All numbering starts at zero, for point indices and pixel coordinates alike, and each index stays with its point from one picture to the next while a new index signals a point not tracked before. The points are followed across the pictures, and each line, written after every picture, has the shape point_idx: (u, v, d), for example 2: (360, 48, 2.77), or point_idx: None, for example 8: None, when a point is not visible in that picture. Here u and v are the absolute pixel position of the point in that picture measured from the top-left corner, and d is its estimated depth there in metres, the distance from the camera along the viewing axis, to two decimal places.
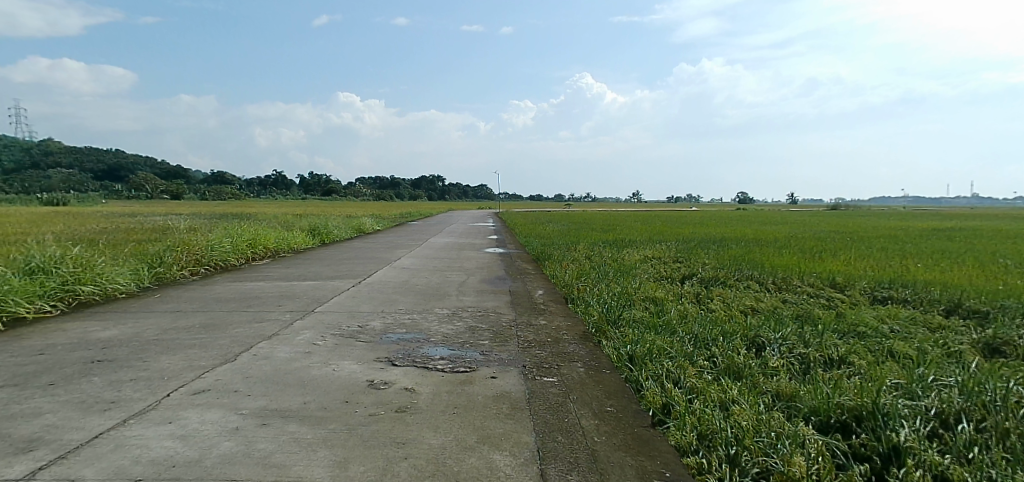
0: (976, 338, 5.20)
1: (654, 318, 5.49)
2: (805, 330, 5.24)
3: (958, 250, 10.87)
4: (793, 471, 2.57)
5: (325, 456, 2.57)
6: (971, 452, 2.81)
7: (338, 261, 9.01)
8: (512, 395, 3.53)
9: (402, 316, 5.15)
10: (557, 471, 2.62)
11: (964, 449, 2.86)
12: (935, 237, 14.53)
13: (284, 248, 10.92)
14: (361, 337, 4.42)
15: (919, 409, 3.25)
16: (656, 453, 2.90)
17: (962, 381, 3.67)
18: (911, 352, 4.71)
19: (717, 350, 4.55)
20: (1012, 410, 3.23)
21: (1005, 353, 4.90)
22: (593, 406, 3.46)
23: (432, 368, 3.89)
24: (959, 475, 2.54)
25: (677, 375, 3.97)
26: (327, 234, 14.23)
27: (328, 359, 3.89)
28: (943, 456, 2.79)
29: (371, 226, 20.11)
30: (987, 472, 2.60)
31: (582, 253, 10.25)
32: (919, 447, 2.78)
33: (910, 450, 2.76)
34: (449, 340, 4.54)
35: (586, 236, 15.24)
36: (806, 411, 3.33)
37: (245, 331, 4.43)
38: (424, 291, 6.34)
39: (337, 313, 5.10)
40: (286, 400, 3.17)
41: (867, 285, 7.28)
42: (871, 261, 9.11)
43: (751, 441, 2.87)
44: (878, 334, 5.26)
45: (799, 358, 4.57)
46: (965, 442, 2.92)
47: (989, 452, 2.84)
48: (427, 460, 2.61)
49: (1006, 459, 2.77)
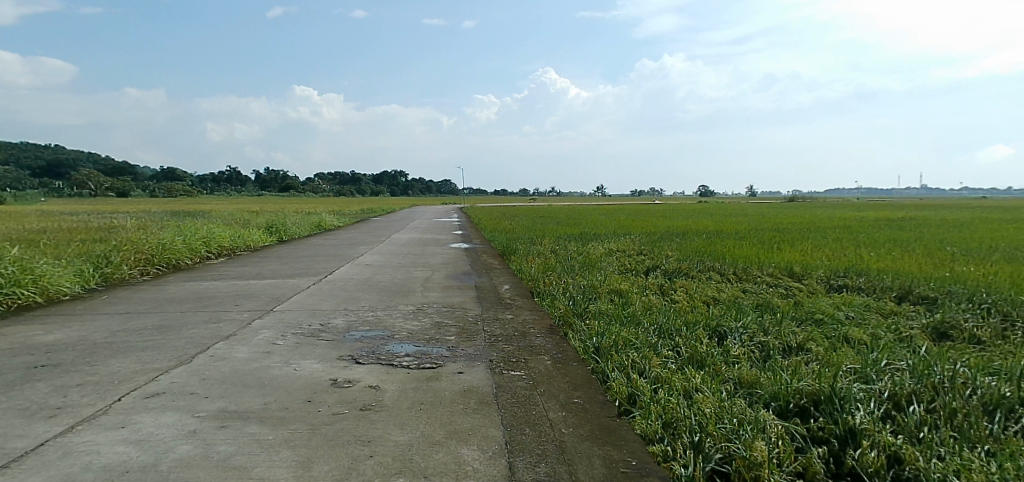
0: (926, 323, 5.44)
1: (619, 309, 5.58)
2: (764, 318, 5.40)
3: (908, 240, 11.34)
4: (755, 455, 2.63)
5: (288, 456, 2.52)
6: (922, 432, 2.94)
7: (297, 258, 8.84)
8: (479, 389, 3.53)
9: (366, 313, 5.09)
10: (525, 463, 2.63)
11: (915, 428, 2.99)
12: (889, 226, 15.16)
13: (241, 246, 10.62)
14: (324, 335, 4.35)
15: (873, 392, 3.39)
16: (622, 443, 2.95)
17: (913, 364, 3.84)
18: (864, 337, 4.90)
19: (681, 340, 4.64)
20: (959, 391, 3.40)
21: (953, 337, 5.14)
22: (560, 399, 3.49)
23: (397, 365, 3.86)
24: (911, 454, 2.64)
25: (643, 365, 4.04)
26: (286, 232, 13.92)
27: (289, 358, 3.81)
28: (896, 437, 2.91)
29: (334, 223, 19.76)
30: (937, 452, 2.72)
31: (548, 247, 10.33)
32: (873, 428, 2.89)
33: (865, 432, 2.86)
34: (415, 337, 4.51)
35: (553, 230, 15.32)
36: (766, 397, 3.44)
37: (201, 331, 4.30)
38: (388, 288, 6.28)
39: (298, 312, 5.00)
40: (246, 401, 3.09)
41: (823, 273, 7.53)
42: (826, 250, 9.44)
43: (714, 427, 2.94)
44: (834, 321, 5.47)
45: (760, 346, 4.70)
46: (916, 422, 3.05)
47: (939, 431, 2.97)
48: (393, 457, 2.59)
49: (954, 437, 2.91)
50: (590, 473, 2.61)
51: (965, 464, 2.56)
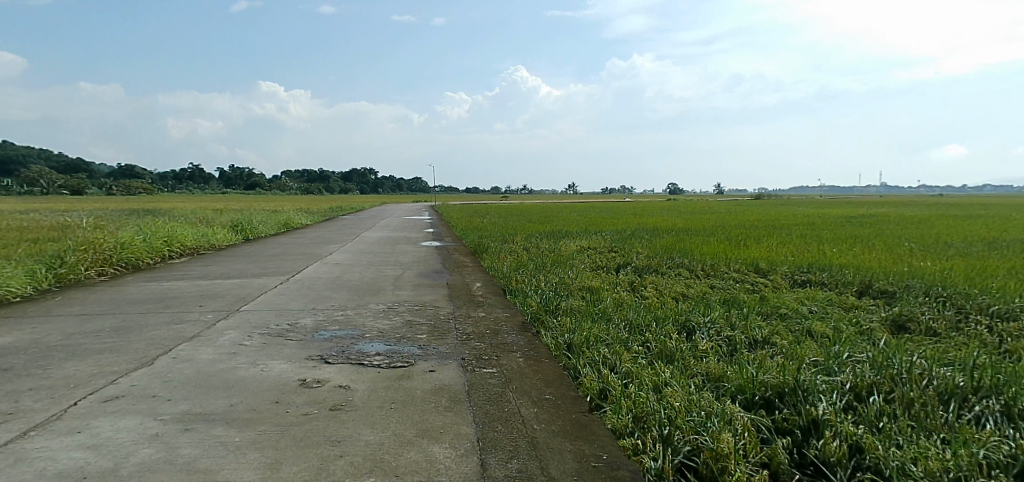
0: (885, 316, 5.66)
1: (591, 306, 5.64)
2: (731, 313, 5.53)
3: (869, 236, 11.73)
4: (722, 446, 2.69)
5: (255, 458, 2.49)
6: (881, 421, 3.05)
7: (263, 257, 8.68)
8: (451, 387, 3.53)
9: (335, 312, 5.03)
10: (497, 460, 2.65)
11: (875, 418, 3.10)
12: (851, 223, 15.67)
13: (204, 245, 10.37)
14: (292, 335, 4.29)
15: (835, 383, 3.51)
16: (594, 437, 2.98)
17: (872, 356, 3.99)
18: (827, 330, 5.06)
19: (651, 336, 4.72)
20: (915, 381, 3.55)
21: (910, 329, 5.36)
22: (532, 395, 3.51)
23: (368, 364, 3.83)
24: (871, 443, 2.74)
25: (613, 361, 4.10)
26: (252, 231, 13.64)
27: (255, 359, 3.75)
28: (856, 427, 3.01)
29: (303, 221, 19.44)
30: (894, 440, 2.83)
31: (520, 245, 10.36)
32: (835, 418, 2.99)
33: (827, 422, 2.96)
34: (385, 336, 4.48)
35: (526, 227, 15.39)
36: (732, 390, 3.53)
37: (162, 333, 4.20)
38: (357, 287, 6.21)
39: (265, 312, 4.92)
40: (211, 403, 3.04)
41: (787, 269, 7.74)
42: (790, 246, 9.70)
43: (683, 420, 3.01)
44: (798, 315, 5.64)
45: (727, 340, 4.81)
46: (876, 412, 3.16)
47: (896, 421, 3.09)
48: (364, 457, 2.57)
49: (911, 426, 3.03)
50: (561, 469, 2.63)
51: (921, 451, 2.66)
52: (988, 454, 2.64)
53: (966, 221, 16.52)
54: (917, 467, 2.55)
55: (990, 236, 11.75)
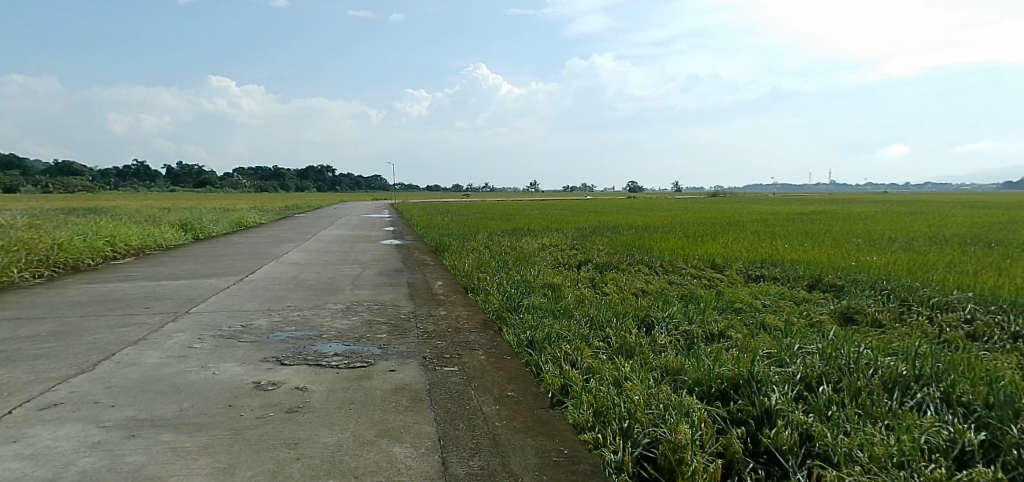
0: (834, 309, 5.91)
1: (553, 303, 5.70)
2: (688, 307, 5.68)
3: (819, 232, 12.21)
4: (679, 438, 2.76)
5: (207, 463, 2.42)
6: (829, 410, 3.19)
7: (214, 257, 8.43)
8: (412, 386, 3.51)
9: (291, 313, 4.93)
10: (458, 458, 2.65)
11: (824, 407, 3.24)
12: (804, 219, 16.27)
13: (151, 245, 9.99)
14: (245, 337, 4.18)
15: (787, 375, 3.65)
16: (555, 433, 3.01)
17: (822, 348, 4.16)
18: (779, 323, 5.26)
19: (611, 331, 4.80)
20: (862, 371, 3.72)
21: (857, 320, 5.61)
22: (494, 392, 3.53)
23: (325, 365, 3.77)
24: (820, 430, 2.86)
25: (575, 356, 4.15)
26: (203, 230, 13.21)
27: (207, 362, 3.64)
28: (807, 415, 3.14)
29: (258, 220, 18.92)
30: (842, 427, 2.96)
31: (482, 243, 10.35)
32: (787, 408, 3.11)
33: (779, 412, 3.08)
34: (343, 336, 4.42)
35: (490, 225, 15.39)
36: (690, 383, 3.62)
37: (106, 337, 4.03)
38: (315, 287, 6.10)
39: (217, 313, 4.78)
40: (159, 408, 2.94)
41: (742, 264, 7.99)
42: (744, 242, 10.00)
43: (642, 414, 3.07)
44: (752, 309, 5.83)
45: (685, 334, 4.94)
46: (825, 401, 3.30)
47: (844, 409, 3.24)
48: (321, 459, 2.53)
49: (857, 414, 3.17)
50: (523, 464, 2.65)
51: (867, 438, 2.79)
52: (930, 438, 2.77)
53: (909, 217, 17.37)
54: (863, 453, 2.67)
55: (930, 232, 12.39)
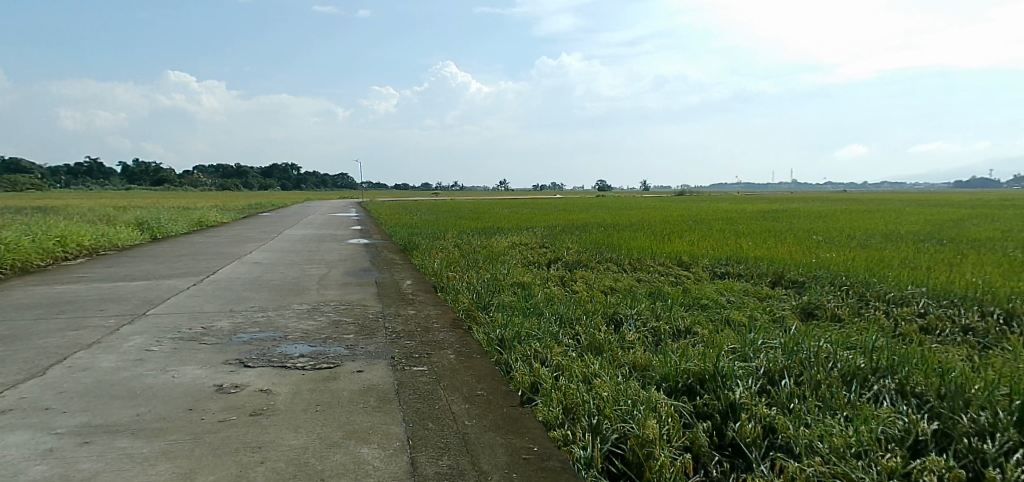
0: (796, 304, 6.09)
1: (523, 301, 5.72)
2: (656, 304, 5.77)
3: (781, 229, 12.56)
4: (648, 433, 2.80)
5: (166, 469, 2.36)
6: (791, 402, 3.28)
7: (173, 257, 8.19)
8: (380, 387, 3.48)
9: (255, 314, 4.82)
10: (427, 458, 2.64)
11: (786, 400, 3.33)
12: (767, 217, 16.70)
13: (106, 245, 9.65)
14: (206, 339, 4.08)
15: (751, 369, 3.74)
16: (524, 430, 3.03)
17: (784, 342, 4.29)
18: (743, 319, 5.39)
19: (581, 329, 4.85)
20: (822, 364, 3.84)
21: (817, 315, 5.80)
22: (464, 392, 3.52)
23: (290, 367, 3.70)
24: (782, 423, 2.95)
25: (544, 354, 4.18)
26: (161, 230, 12.82)
27: (165, 365, 3.53)
28: (770, 409, 3.22)
29: (220, 219, 18.44)
30: (803, 419, 3.05)
31: (451, 242, 10.31)
32: (751, 402, 3.19)
33: (744, 406, 3.15)
34: (309, 337, 4.35)
35: (460, 224, 15.34)
36: (658, 378, 3.68)
37: (57, 340, 3.88)
38: (280, 287, 5.98)
39: (176, 315, 4.64)
40: (115, 413, 2.84)
41: (707, 262, 8.16)
42: (710, 240, 10.21)
43: (611, 410, 3.11)
44: (717, 305, 5.96)
45: (652, 331, 5.02)
46: (787, 394, 3.40)
47: (805, 401, 3.34)
48: (287, 462, 2.49)
49: (818, 406, 3.27)
50: (492, 463, 2.66)
51: (827, 429, 2.88)
52: (886, 428, 2.87)
53: (866, 215, 18.03)
54: (823, 444, 2.75)
55: (886, 229, 12.87)
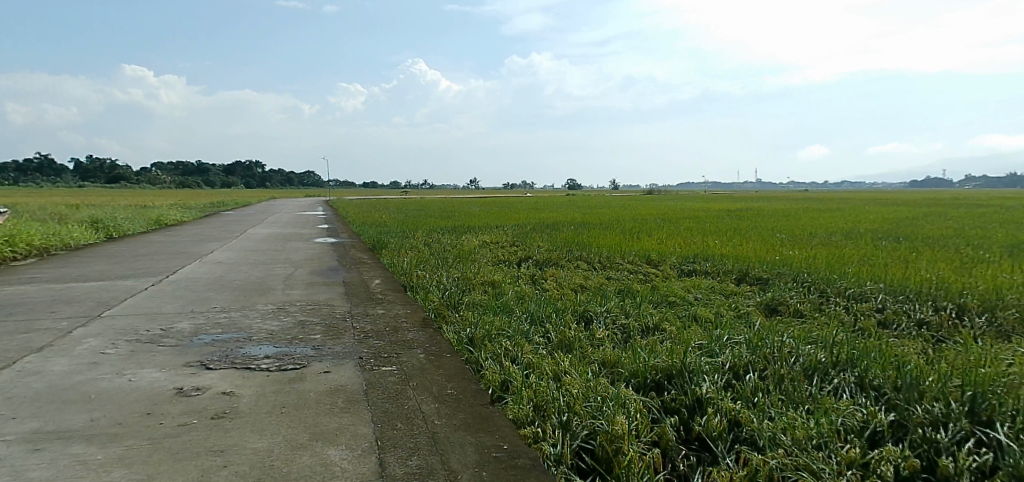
0: (760, 301, 6.25)
1: (493, 300, 5.72)
2: (625, 302, 5.85)
3: (746, 228, 12.85)
4: (616, 428, 2.84)
5: (123, 476, 2.29)
6: (756, 396, 3.37)
7: (130, 257, 7.93)
8: (348, 387, 3.44)
9: (217, 315, 4.71)
10: (396, 458, 2.62)
11: (751, 393, 3.42)
12: (733, 216, 17.10)
13: (57, 245, 9.27)
14: (165, 341, 3.96)
15: (717, 364, 3.82)
16: (495, 429, 3.03)
17: (749, 338, 4.39)
18: (709, 315, 5.50)
19: (551, 327, 4.88)
20: (785, 359, 3.95)
21: (781, 311, 5.96)
22: (434, 391, 3.51)
23: (254, 368, 3.63)
24: (747, 416, 3.02)
25: (515, 352, 4.19)
26: (117, 229, 12.38)
27: (122, 369, 3.42)
28: (735, 403, 3.30)
29: (181, 218, 17.90)
30: (767, 412, 3.13)
31: (421, 241, 10.23)
32: (717, 396, 3.26)
33: (710, 400, 3.22)
34: (274, 337, 4.27)
35: (431, 223, 15.25)
36: (627, 375, 3.73)
37: (4, 344, 3.71)
38: (243, 287, 5.85)
39: (134, 317, 4.50)
40: (68, 419, 2.74)
41: (675, 260, 8.30)
42: (678, 239, 10.37)
43: (581, 406, 3.14)
44: (684, 302, 6.07)
45: (622, 328, 5.08)
46: (752, 388, 3.49)
47: (769, 395, 3.43)
48: (251, 465, 2.45)
49: (781, 399, 3.36)
50: (462, 461, 2.65)
51: (790, 422, 2.95)
52: (845, 420, 2.97)
53: (827, 214, 18.60)
54: (786, 437, 2.83)
55: (846, 228, 13.30)
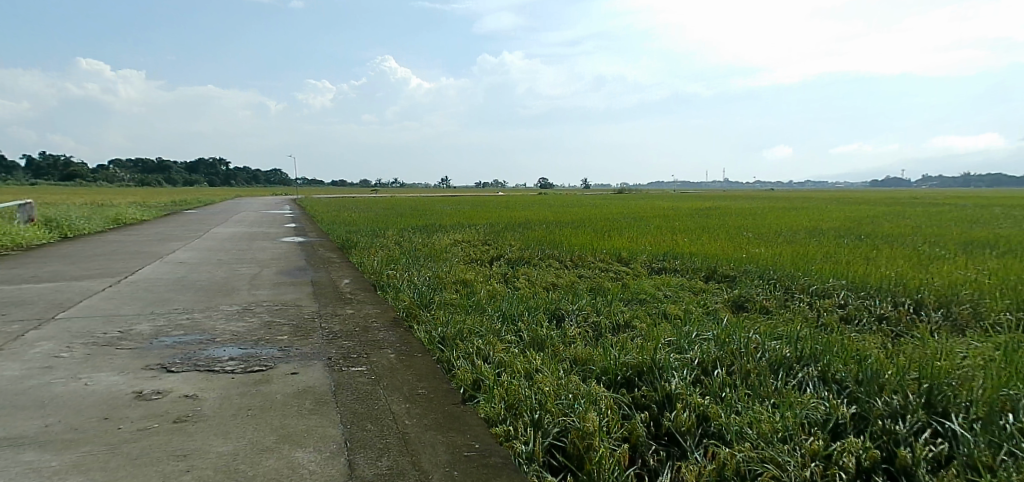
0: (728, 298, 6.38)
1: (465, 299, 5.71)
2: (596, 300, 5.90)
3: (714, 226, 13.10)
4: (588, 425, 2.86)
5: None
6: (723, 391, 3.44)
7: (86, 258, 7.65)
8: (316, 389, 3.39)
9: (179, 316, 4.58)
10: (366, 459, 2.59)
11: (719, 389, 3.49)
12: (702, 214, 17.41)
13: (7, 246, 8.89)
14: (123, 344, 3.84)
15: (686, 360, 3.89)
16: (466, 428, 3.03)
17: (717, 334, 4.48)
18: (678, 312, 5.59)
19: (523, 325, 4.89)
20: (751, 354, 4.04)
21: (747, 307, 6.10)
22: (404, 391, 3.48)
23: (218, 370, 3.54)
24: (715, 411, 3.08)
25: (487, 351, 4.19)
26: (72, 229, 11.93)
27: (78, 373, 3.31)
28: (704, 398, 3.36)
29: (141, 217, 17.36)
30: (734, 407, 3.20)
31: (392, 239, 10.13)
32: (686, 392, 3.32)
33: (679, 396, 3.28)
34: (239, 339, 4.17)
35: (403, 222, 15.14)
36: (598, 372, 3.77)
37: None
38: (207, 288, 5.71)
39: (90, 319, 4.35)
40: (19, 426, 2.64)
41: (645, 258, 8.40)
42: (648, 237, 10.50)
43: (552, 404, 3.16)
44: (654, 299, 6.16)
45: (593, 325, 5.13)
46: (719, 383, 3.56)
47: (736, 390, 3.50)
48: (214, 469, 2.39)
49: (748, 394, 3.44)
50: (433, 462, 2.64)
51: (756, 416, 3.02)
52: (809, 413, 3.05)
53: (793, 213, 19.11)
54: (752, 430, 2.89)
55: (810, 226, 13.67)
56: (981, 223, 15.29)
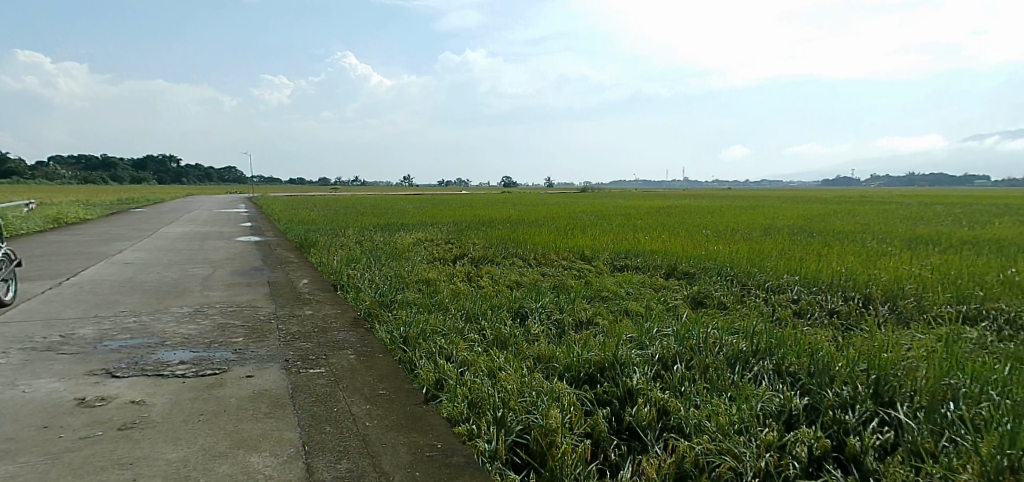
0: (687, 294, 6.52)
1: (428, 298, 5.67)
2: (559, 297, 5.95)
3: (675, 224, 13.37)
4: (550, 422, 2.89)
5: None
6: (682, 386, 3.52)
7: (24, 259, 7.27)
8: (272, 392, 3.31)
9: (126, 319, 4.41)
10: (325, 462, 2.56)
11: (678, 383, 3.57)
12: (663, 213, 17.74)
13: None
14: (65, 349, 3.67)
15: (647, 356, 3.97)
16: (428, 428, 3.01)
17: (677, 330, 4.58)
18: (639, 309, 5.69)
19: (486, 324, 4.89)
20: (709, 349, 4.15)
21: (706, 304, 6.25)
22: (365, 392, 3.44)
23: (168, 375, 3.43)
24: (674, 405, 3.15)
25: (449, 351, 4.17)
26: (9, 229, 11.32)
27: (14, 380, 3.15)
28: (664, 392, 3.44)
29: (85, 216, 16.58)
30: (692, 401, 3.28)
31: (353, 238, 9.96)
32: (647, 387, 3.38)
33: (640, 391, 3.34)
34: (191, 342, 4.05)
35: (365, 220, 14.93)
36: (561, 369, 3.81)
37: None
38: (156, 289, 5.51)
39: (28, 323, 4.14)
40: None
41: (608, 255, 8.52)
42: (610, 235, 10.64)
43: (516, 402, 3.17)
44: (616, 296, 6.25)
45: (555, 323, 5.18)
46: (679, 378, 3.64)
47: (695, 384, 3.59)
48: (163, 477, 2.32)
49: (707, 387, 3.53)
50: (394, 463, 2.62)
51: (714, 408, 3.10)
52: (764, 406, 3.16)
53: (750, 211, 19.66)
54: (710, 423, 2.97)
55: (766, 224, 14.10)
56: (924, 220, 16.07)
